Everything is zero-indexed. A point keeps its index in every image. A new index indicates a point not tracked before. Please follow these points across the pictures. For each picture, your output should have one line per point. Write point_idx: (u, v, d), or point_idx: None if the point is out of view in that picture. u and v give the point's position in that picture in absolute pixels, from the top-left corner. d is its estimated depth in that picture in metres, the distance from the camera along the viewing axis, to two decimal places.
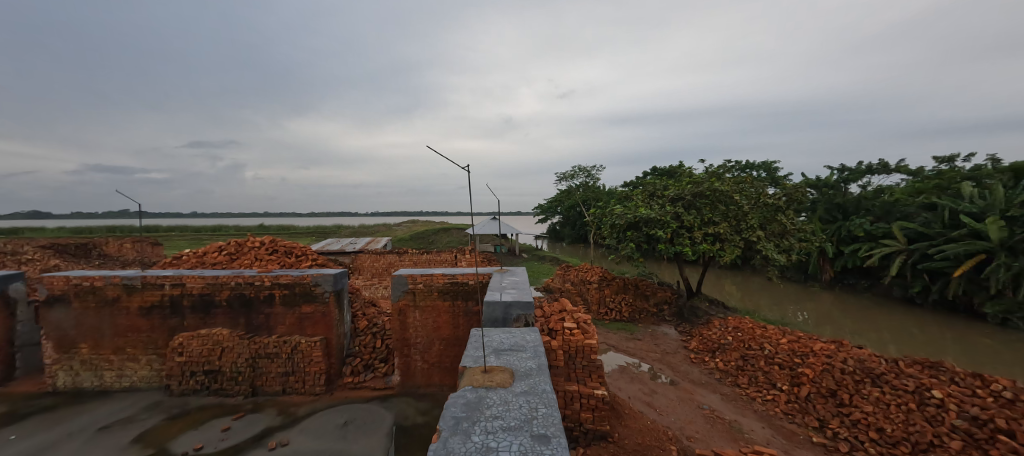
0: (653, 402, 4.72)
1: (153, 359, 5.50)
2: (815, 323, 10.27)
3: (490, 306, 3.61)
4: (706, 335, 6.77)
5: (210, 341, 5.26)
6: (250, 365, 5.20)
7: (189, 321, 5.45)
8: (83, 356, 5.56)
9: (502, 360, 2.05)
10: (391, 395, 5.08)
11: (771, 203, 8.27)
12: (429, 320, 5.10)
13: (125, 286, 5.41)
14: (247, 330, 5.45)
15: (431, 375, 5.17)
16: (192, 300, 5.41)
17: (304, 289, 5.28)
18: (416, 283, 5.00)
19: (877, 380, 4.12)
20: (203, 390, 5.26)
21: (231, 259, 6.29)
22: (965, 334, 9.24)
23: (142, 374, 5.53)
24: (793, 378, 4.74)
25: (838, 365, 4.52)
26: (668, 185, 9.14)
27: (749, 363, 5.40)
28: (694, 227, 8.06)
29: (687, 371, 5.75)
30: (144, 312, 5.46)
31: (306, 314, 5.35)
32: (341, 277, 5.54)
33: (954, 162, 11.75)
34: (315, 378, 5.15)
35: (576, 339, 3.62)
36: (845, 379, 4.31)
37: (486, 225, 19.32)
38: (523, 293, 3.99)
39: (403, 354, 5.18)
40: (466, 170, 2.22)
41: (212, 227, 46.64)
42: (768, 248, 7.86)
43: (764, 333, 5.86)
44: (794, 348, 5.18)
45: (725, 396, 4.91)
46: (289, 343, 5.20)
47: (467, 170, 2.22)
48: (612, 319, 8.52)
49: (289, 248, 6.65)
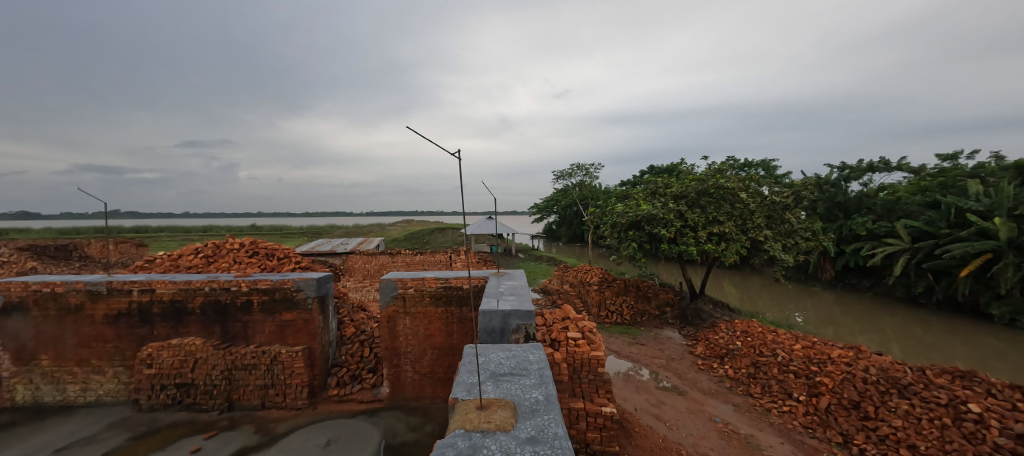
0: (663, 415, 4.38)
1: (120, 371, 5.06)
2: (818, 324, 10.02)
3: (487, 316, 3.22)
4: (712, 340, 6.46)
5: (182, 351, 4.83)
6: (225, 378, 4.80)
7: (160, 330, 5.02)
8: (43, 369, 5.11)
9: (501, 390, 1.69)
10: (379, 410, 4.70)
11: (779, 201, 7.98)
12: (420, 327, 4.73)
13: (89, 292, 4.97)
14: (223, 339, 5.03)
15: (422, 386, 4.81)
16: (163, 307, 4.98)
17: (285, 295, 4.87)
18: (406, 288, 4.63)
19: (905, 391, 3.83)
20: (174, 405, 4.84)
21: (208, 262, 5.86)
22: (972, 334, 9.06)
23: (108, 388, 5.08)
24: (810, 388, 4.45)
25: (860, 374, 4.22)
26: (671, 183, 8.80)
27: (761, 371, 5.09)
28: (698, 226, 7.75)
29: (695, 379, 5.42)
30: (110, 321, 5.02)
31: (287, 322, 4.94)
32: (325, 282, 5.14)
33: (957, 160, 11.58)
34: (297, 391, 4.76)
35: (581, 351, 3.27)
36: (869, 390, 4.01)
37: (481, 225, 18.93)
38: (522, 301, 3.61)
39: (393, 364, 4.81)
40: (454, 151, 1.67)
41: (204, 226, 45.93)
42: (775, 248, 7.57)
43: (776, 339, 5.55)
44: (810, 356, 4.88)
45: (738, 406, 4.60)
46: (268, 353, 4.80)
47: (454, 151, 1.68)
48: (613, 321, 8.19)
49: (271, 250, 6.22)
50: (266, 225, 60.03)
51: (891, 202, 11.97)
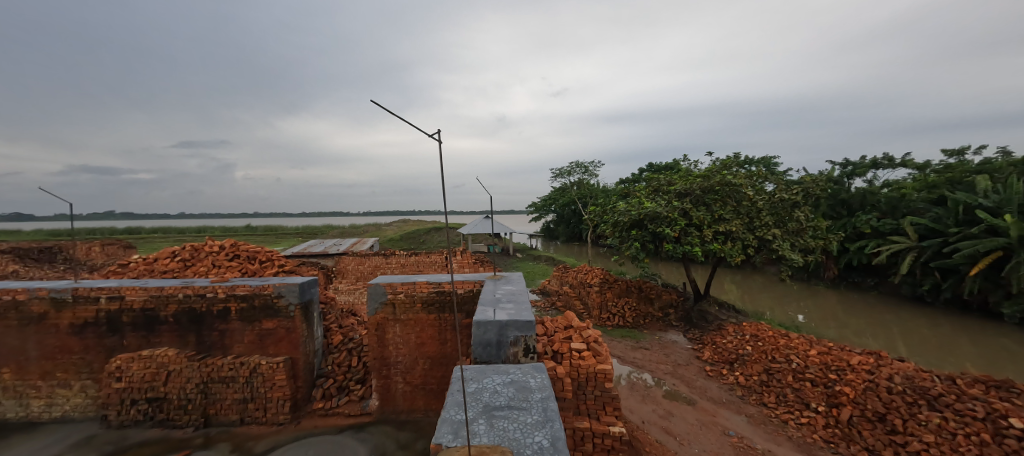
0: (672, 428, 4.07)
1: (88, 385, 4.68)
2: (821, 324, 9.77)
3: (481, 328, 2.88)
4: (721, 344, 6.16)
5: (153, 363, 4.46)
6: (201, 392, 4.44)
7: (130, 340, 4.66)
8: (5, 383, 4.72)
9: (495, 434, 1.36)
10: (367, 424, 4.37)
11: (787, 198, 7.69)
12: (411, 335, 4.40)
13: (53, 300, 4.59)
14: (199, 350, 4.67)
15: (414, 398, 4.48)
16: (133, 316, 4.62)
17: (265, 301, 4.52)
18: (395, 293, 4.30)
19: (935, 402, 3.56)
20: (146, 421, 4.46)
21: (185, 266, 5.50)
22: (981, 334, 8.84)
23: (75, 403, 4.68)
24: (829, 397, 4.16)
25: (884, 383, 3.94)
26: (674, 180, 8.50)
27: (775, 378, 4.80)
28: (704, 225, 7.44)
29: (705, 388, 5.11)
30: (76, 331, 4.65)
31: (267, 331, 4.59)
32: (309, 287, 4.80)
33: (963, 155, 11.37)
34: (278, 406, 4.41)
35: (587, 365, 2.96)
36: (894, 400, 3.73)
37: (478, 224, 18.56)
38: (521, 309, 3.28)
39: (382, 375, 4.47)
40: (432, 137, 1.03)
41: (199, 226, 45.43)
42: (784, 247, 7.27)
43: (789, 343, 5.26)
44: (827, 362, 4.60)
45: (752, 418, 4.30)
46: (247, 364, 4.45)
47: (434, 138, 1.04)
48: (615, 324, 7.88)
49: (254, 253, 5.86)
50: (261, 225, 59.43)
51: (896, 199, 11.76)
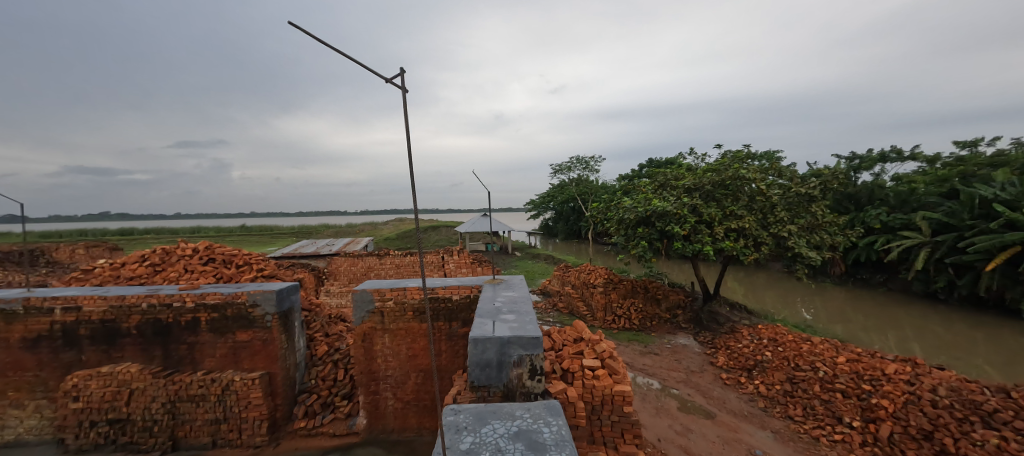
0: (692, 447, 3.67)
1: (43, 404, 4.20)
2: (831, 324, 9.42)
3: (479, 346, 2.44)
4: (736, 349, 5.78)
5: (114, 381, 4.00)
6: (168, 412, 3.99)
7: (89, 355, 4.19)
8: None
9: None
10: (354, 446, 3.93)
11: (802, 193, 7.32)
12: (402, 346, 3.96)
13: (2, 312, 4.11)
14: (167, 365, 4.21)
15: (406, 416, 4.05)
16: (92, 329, 4.15)
17: (239, 311, 4.07)
18: (384, 300, 3.87)
19: (990, 420, 3.18)
20: (107, 445, 3.98)
21: (154, 271, 5.03)
22: (998, 332, 8.51)
23: (30, 425, 4.21)
24: (865, 411, 3.79)
25: (928, 396, 3.56)
26: (682, 174, 8.10)
27: (799, 388, 4.43)
28: (715, 221, 7.03)
29: (723, 398, 4.70)
30: (29, 345, 4.17)
31: (242, 343, 4.14)
32: (288, 294, 4.35)
33: (976, 147, 11.04)
34: (254, 426, 3.98)
35: (602, 386, 2.54)
36: (942, 417, 3.34)
37: (477, 223, 18.03)
38: (526, 322, 2.85)
39: (370, 391, 4.04)
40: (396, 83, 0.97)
41: (194, 227, 45.00)
42: (801, 245, 6.88)
43: (814, 349, 4.89)
44: (859, 372, 4.24)
45: (779, 434, 3.90)
46: (219, 381, 4.00)
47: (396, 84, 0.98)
48: (620, 327, 7.48)
49: (230, 255, 5.38)
50: (255, 225, 58.68)
51: (906, 193, 11.49)
